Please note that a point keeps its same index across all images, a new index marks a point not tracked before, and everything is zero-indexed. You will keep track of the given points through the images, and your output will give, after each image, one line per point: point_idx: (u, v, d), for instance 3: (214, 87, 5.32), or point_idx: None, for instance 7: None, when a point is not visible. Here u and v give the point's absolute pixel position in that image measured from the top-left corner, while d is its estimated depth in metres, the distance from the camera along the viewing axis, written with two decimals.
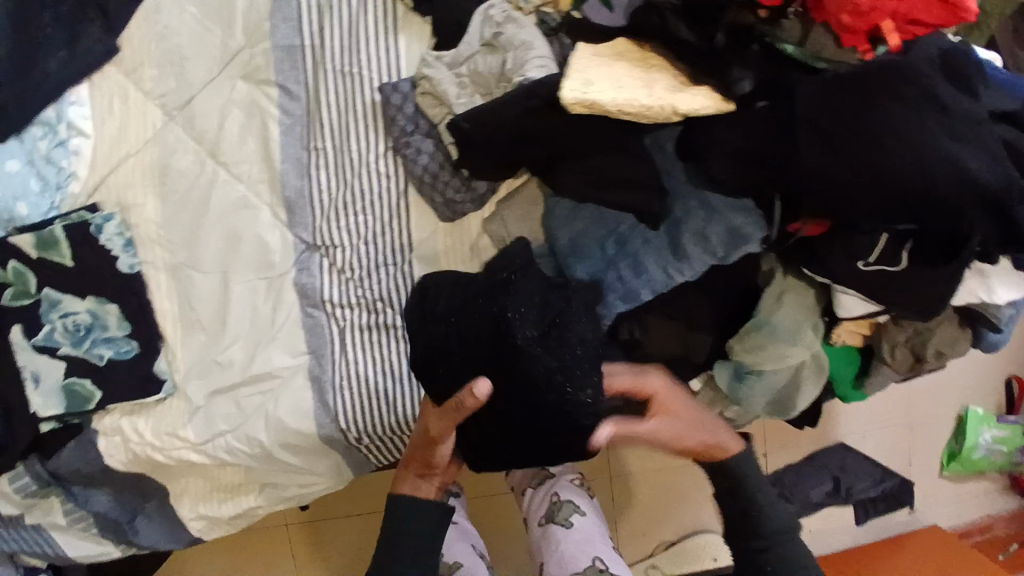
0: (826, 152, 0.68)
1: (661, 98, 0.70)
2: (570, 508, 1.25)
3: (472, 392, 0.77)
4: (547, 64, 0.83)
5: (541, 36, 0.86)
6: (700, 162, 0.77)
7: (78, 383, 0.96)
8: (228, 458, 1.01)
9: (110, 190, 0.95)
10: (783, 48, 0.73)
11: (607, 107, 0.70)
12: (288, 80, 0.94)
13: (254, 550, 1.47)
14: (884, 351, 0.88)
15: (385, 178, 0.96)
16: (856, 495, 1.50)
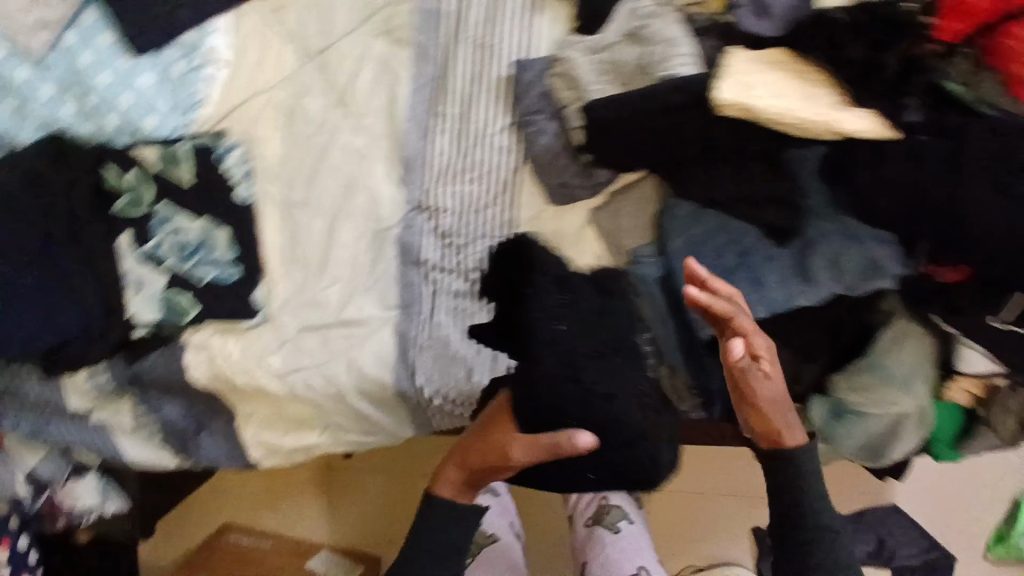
0: (991, 197, 0.65)
1: (823, 114, 0.67)
2: (617, 513, 1.33)
3: (574, 439, 0.88)
4: (691, 62, 0.79)
5: (691, 34, 0.82)
6: (850, 185, 0.75)
7: (178, 297, 0.99)
8: (306, 392, 1.05)
9: (235, 121, 0.97)
10: (947, 85, 0.70)
11: (761, 115, 0.69)
12: (424, 41, 0.93)
13: (298, 485, 1.60)
14: (995, 416, 0.86)
15: (502, 152, 0.95)
16: (898, 560, 1.44)
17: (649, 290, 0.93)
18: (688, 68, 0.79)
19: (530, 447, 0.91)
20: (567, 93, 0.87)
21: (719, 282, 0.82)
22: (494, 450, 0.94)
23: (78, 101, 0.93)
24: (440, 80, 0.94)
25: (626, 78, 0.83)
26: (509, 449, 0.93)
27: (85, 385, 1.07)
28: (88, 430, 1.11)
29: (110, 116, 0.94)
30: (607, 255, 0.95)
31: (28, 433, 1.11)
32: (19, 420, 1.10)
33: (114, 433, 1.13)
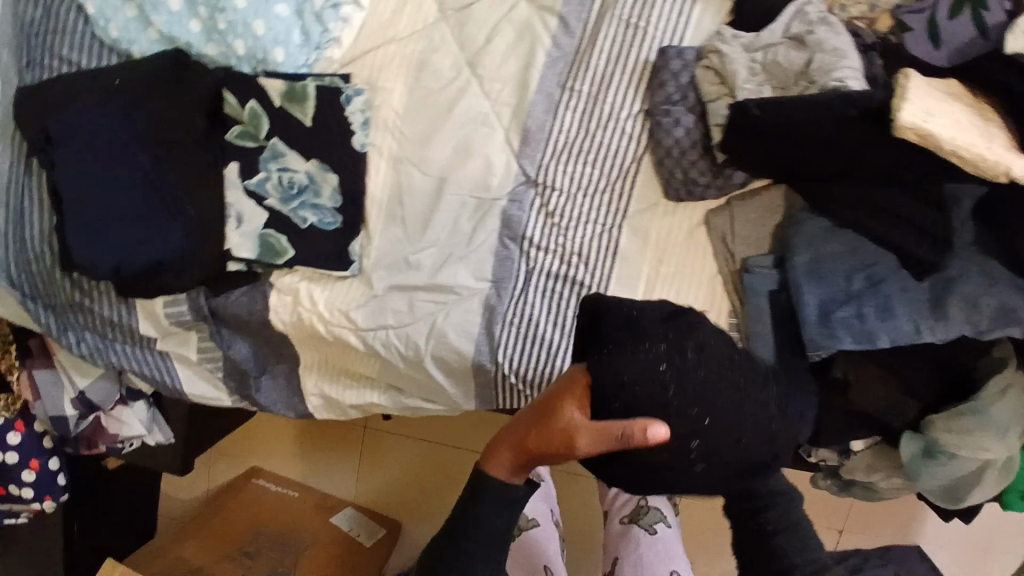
0: None
1: (1001, 156, 0.67)
2: (654, 515, 1.34)
3: (648, 431, 0.66)
4: (859, 76, 0.79)
5: (854, 49, 0.82)
6: (1001, 231, 0.74)
7: (275, 237, 0.97)
8: (382, 351, 1.04)
9: (365, 66, 0.96)
10: None
11: (941, 144, 0.67)
12: (571, 14, 0.92)
13: (333, 438, 1.61)
14: None
15: (628, 138, 0.94)
16: None
17: (757, 302, 0.90)
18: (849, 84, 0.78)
19: (596, 434, 0.70)
20: (711, 88, 0.87)
21: (842, 305, 0.82)
22: (558, 437, 0.74)
23: (210, 19, 0.91)
24: (578, 55, 0.93)
25: (783, 82, 0.83)
26: (573, 436, 0.72)
27: (158, 314, 1.04)
28: (149, 356, 1.11)
29: (238, 40, 0.92)
30: (713, 254, 0.96)
31: (89, 353, 1.08)
32: (83, 337, 1.07)
33: (175, 362, 1.12)
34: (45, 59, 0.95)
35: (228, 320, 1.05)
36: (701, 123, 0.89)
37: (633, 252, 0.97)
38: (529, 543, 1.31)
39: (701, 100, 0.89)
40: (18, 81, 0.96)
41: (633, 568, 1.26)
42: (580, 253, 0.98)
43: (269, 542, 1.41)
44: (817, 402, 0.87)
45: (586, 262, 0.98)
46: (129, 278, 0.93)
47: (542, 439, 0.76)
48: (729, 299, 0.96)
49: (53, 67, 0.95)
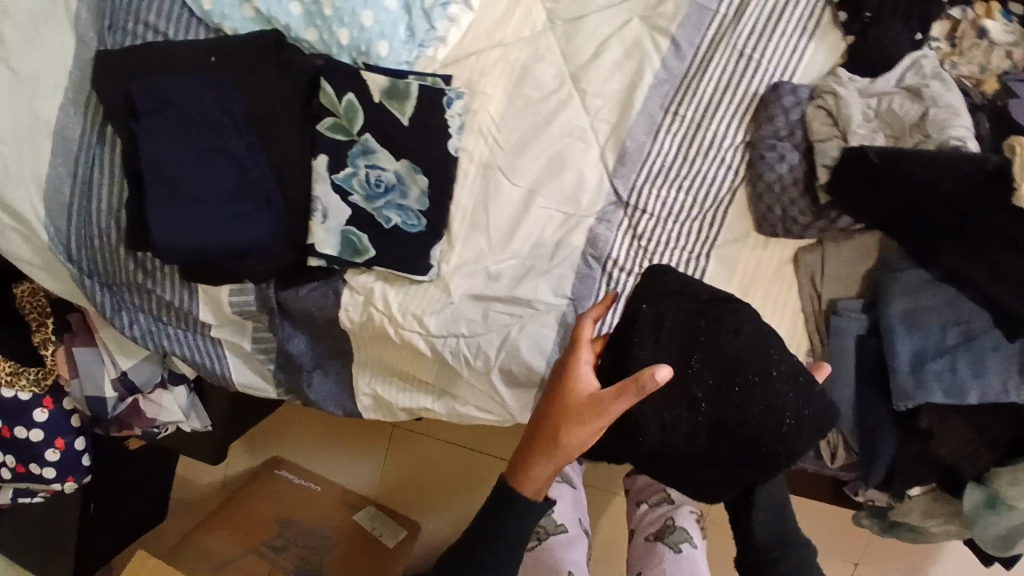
0: None
1: None
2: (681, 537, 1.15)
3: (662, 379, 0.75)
4: (972, 138, 0.80)
5: (966, 106, 0.83)
6: None
7: (356, 234, 0.94)
8: (449, 358, 1.01)
9: (466, 69, 0.93)
10: None
11: None
12: (684, 37, 0.90)
13: (361, 435, 1.58)
14: None
15: (726, 168, 0.94)
16: None
17: (841, 344, 0.93)
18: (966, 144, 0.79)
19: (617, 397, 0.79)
20: (822, 128, 0.86)
21: (935, 358, 0.83)
22: (585, 412, 0.82)
23: (315, 4, 0.89)
24: (685, 80, 0.92)
25: (896, 131, 0.84)
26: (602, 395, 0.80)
27: (222, 301, 1.00)
28: (201, 342, 1.06)
29: (342, 29, 0.89)
30: (800, 294, 0.97)
31: (139, 335, 1.03)
32: (135, 319, 1.02)
33: (225, 350, 1.07)
34: (129, 24, 0.91)
35: (294, 314, 1.02)
36: (805, 162, 0.89)
37: (719, 281, 0.97)
38: (551, 550, 1.16)
39: (808, 138, 0.89)
40: (96, 43, 0.91)
41: None
42: None
43: (295, 536, 1.38)
44: (896, 443, 0.91)
45: None
46: (208, 264, 0.90)
47: (568, 417, 0.83)
48: (810, 338, 0.97)
49: (137, 33, 0.91)
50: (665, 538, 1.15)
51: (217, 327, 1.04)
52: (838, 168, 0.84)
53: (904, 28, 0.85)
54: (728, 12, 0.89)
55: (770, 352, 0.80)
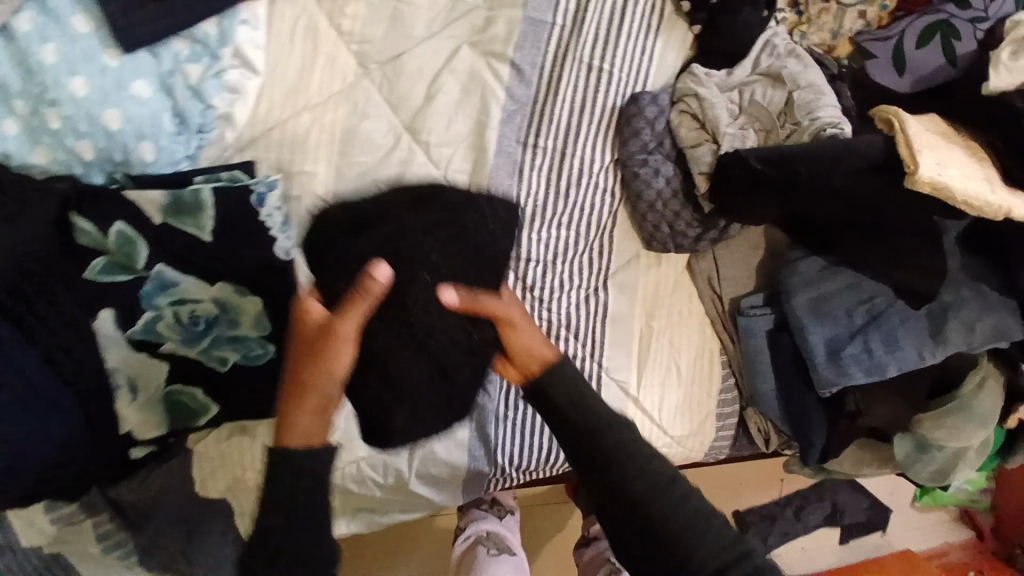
0: None
1: (1003, 199, 0.69)
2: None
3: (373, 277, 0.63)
4: (842, 122, 0.76)
5: (826, 82, 0.79)
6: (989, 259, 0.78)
7: (185, 391, 0.75)
8: (354, 488, 0.85)
9: (273, 148, 0.74)
10: None
11: (954, 196, 0.68)
12: (524, 60, 0.78)
13: None
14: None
15: (602, 192, 0.85)
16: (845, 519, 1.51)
17: (757, 344, 0.87)
18: (842, 131, 0.75)
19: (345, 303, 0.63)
20: (690, 133, 0.80)
21: (849, 341, 0.80)
22: (315, 334, 0.64)
23: (34, 116, 0.65)
24: (537, 107, 0.80)
25: (766, 121, 0.79)
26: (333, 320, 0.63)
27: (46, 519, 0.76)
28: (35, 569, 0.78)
29: (82, 141, 0.66)
30: (700, 299, 0.91)
31: None
32: None
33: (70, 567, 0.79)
34: None
35: (135, 504, 0.78)
36: (679, 171, 0.82)
37: (621, 311, 0.88)
38: None
39: (678, 146, 0.82)
40: None
41: None
42: (566, 323, 0.86)
43: None
44: (825, 428, 0.87)
45: (575, 332, 0.86)
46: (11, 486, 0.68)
47: (302, 352, 0.64)
48: (721, 341, 0.93)
49: None
50: None
51: (51, 546, 0.77)
52: (717, 171, 0.78)
53: (749, 11, 0.79)
54: (566, 22, 0.78)
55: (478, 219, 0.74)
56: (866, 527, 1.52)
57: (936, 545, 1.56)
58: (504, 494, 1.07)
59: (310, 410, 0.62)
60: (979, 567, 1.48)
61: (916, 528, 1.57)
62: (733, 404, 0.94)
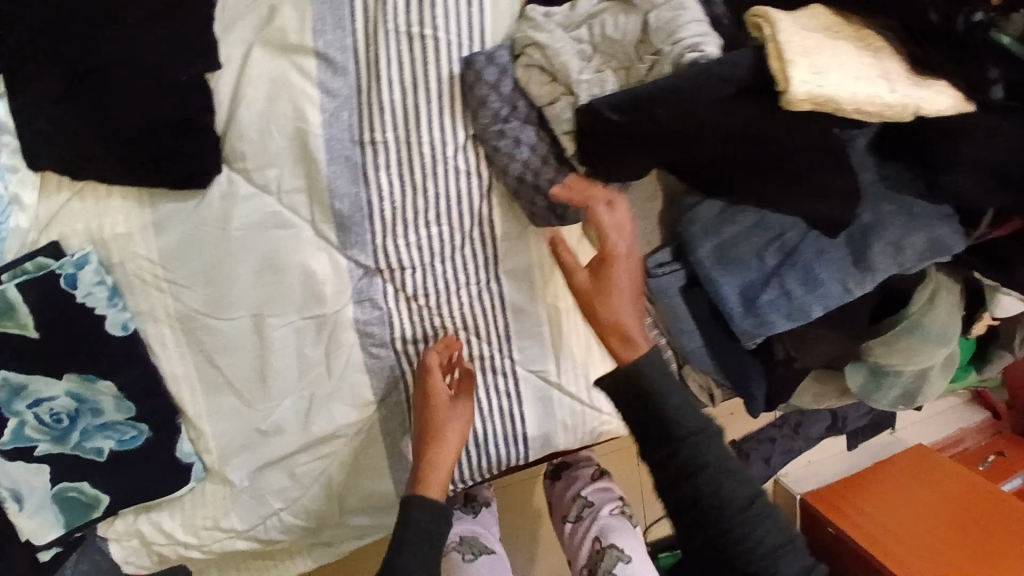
0: None
1: (908, 96, 0.57)
2: (614, 555, 1.06)
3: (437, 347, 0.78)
4: (706, 33, 0.64)
5: None
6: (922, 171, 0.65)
7: (74, 489, 0.71)
8: (283, 537, 0.81)
9: (75, 218, 0.66)
10: (1001, 40, 0.56)
11: (842, 106, 0.57)
12: (331, 47, 0.67)
13: None
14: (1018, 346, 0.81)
15: (466, 176, 0.75)
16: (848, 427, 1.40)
17: (670, 304, 0.79)
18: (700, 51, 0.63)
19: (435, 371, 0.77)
20: (542, 89, 0.69)
21: (764, 288, 0.72)
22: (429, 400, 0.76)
23: None
24: (364, 98, 0.70)
25: (622, 56, 0.68)
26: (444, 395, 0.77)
27: None
28: None
29: None
30: None
31: None
32: None
33: None
34: None
35: None
36: (545, 135, 0.72)
37: (522, 298, 0.81)
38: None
39: (535, 106, 0.71)
40: None
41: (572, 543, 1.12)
42: (465, 325, 0.80)
43: None
44: (764, 378, 0.80)
45: (477, 331, 0.81)
46: None
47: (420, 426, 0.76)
48: None
49: None
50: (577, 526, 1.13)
51: None
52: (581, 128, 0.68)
53: None
54: None
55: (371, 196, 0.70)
56: (872, 429, 1.43)
57: (949, 433, 1.51)
58: (479, 488, 1.10)
59: (434, 459, 0.75)
60: (997, 448, 1.45)
61: (922, 419, 1.52)
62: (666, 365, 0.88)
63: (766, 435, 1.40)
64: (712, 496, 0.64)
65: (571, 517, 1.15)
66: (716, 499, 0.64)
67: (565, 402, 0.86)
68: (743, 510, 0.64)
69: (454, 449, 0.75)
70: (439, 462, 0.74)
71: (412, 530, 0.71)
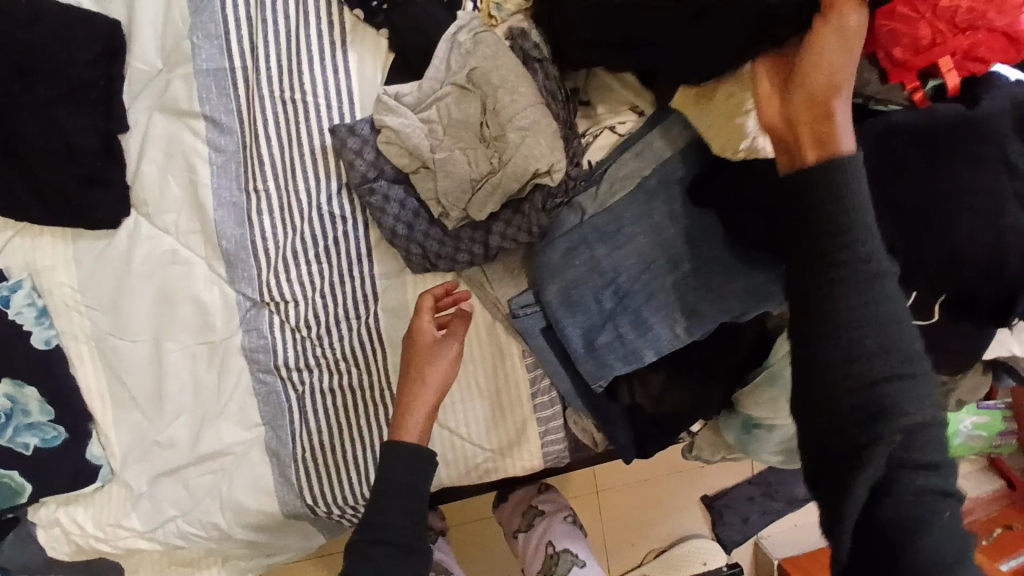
0: (884, 212, 0.58)
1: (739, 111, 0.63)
2: (568, 560, 1.15)
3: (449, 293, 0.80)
4: (536, 107, 0.72)
5: (523, 71, 0.73)
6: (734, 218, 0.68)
7: (3, 476, 0.83)
8: (183, 544, 0.88)
9: (16, 252, 0.81)
10: None
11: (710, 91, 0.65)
12: (217, 111, 0.80)
13: None
14: None
15: (341, 221, 0.82)
16: None
17: (536, 345, 0.81)
18: (552, 178, 0.73)
19: (425, 310, 0.79)
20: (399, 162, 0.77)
21: (601, 330, 0.75)
22: (415, 345, 0.78)
23: None
24: (247, 152, 0.81)
25: (466, 140, 0.75)
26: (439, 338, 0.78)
27: None
28: None
29: None
30: (482, 307, 0.85)
31: None
32: None
33: None
34: None
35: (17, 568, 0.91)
36: (412, 189, 0.79)
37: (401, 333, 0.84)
38: None
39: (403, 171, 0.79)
40: None
41: (532, 551, 1.17)
42: (346, 355, 0.85)
43: None
44: (628, 424, 0.82)
45: (357, 362, 0.85)
46: None
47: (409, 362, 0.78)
48: (516, 341, 0.87)
49: None
50: (528, 534, 1.18)
51: None
52: (442, 195, 0.76)
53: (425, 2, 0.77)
54: (247, 63, 0.79)
55: (264, 187, 0.81)
56: None
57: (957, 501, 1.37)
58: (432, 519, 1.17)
59: (418, 409, 0.76)
60: (1006, 522, 1.29)
61: None
62: (551, 406, 0.90)
63: (743, 493, 1.38)
64: (838, 338, 0.51)
65: (522, 527, 1.19)
66: (853, 349, 0.50)
67: (445, 437, 0.89)
68: (899, 377, 0.50)
69: (434, 393, 0.77)
70: (417, 406, 0.76)
71: (393, 511, 0.72)
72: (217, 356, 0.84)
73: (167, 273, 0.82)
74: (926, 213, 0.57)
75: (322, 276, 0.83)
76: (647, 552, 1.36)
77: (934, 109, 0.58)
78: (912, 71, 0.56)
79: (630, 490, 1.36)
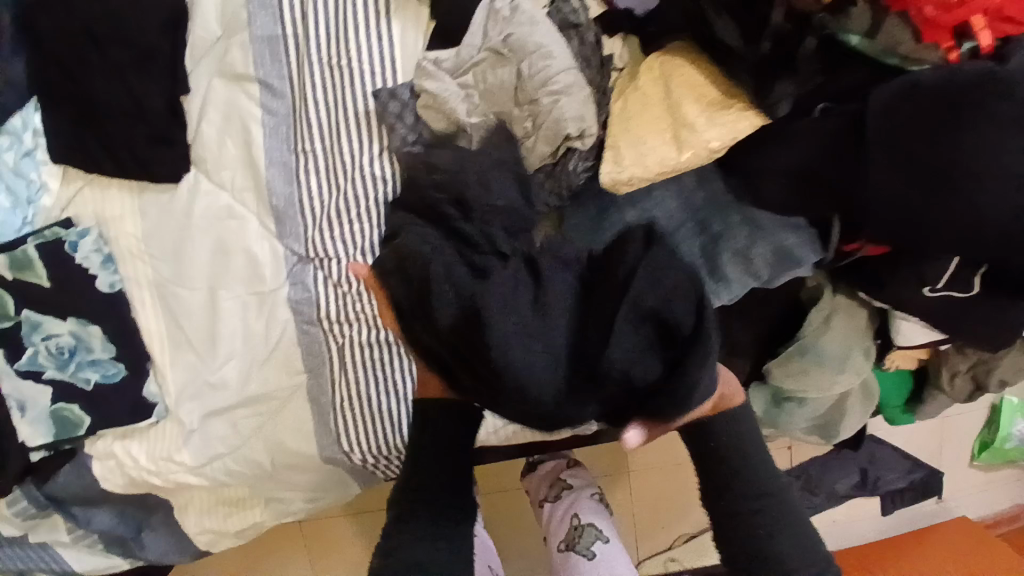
0: (904, 174, 0.60)
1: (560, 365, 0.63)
2: (592, 534, 1.10)
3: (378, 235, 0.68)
4: (573, 75, 0.74)
5: (558, 36, 0.75)
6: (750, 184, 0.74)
7: (66, 409, 0.91)
8: (229, 479, 0.95)
9: (86, 202, 0.89)
10: (848, 38, 0.64)
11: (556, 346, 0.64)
12: (270, 75, 0.85)
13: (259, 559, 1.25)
14: (942, 377, 0.84)
15: (382, 182, 0.86)
16: (883, 487, 1.27)
17: None
18: (582, 142, 0.75)
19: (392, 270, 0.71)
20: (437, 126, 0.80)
21: None
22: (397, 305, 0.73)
23: None
24: (297, 115, 0.86)
25: (502, 104, 0.78)
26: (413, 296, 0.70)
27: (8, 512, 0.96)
28: (29, 548, 1.00)
29: None
30: None
31: None
32: None
33: (57, 549, 1.01)
34: None
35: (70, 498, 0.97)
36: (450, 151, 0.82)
37: None
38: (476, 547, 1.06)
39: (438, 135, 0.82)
40: None
41: (555, 523, 1.13)
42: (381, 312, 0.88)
43: None
44: None
45: None
46: None
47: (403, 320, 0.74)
48: None
49: None
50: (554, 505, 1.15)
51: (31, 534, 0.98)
52: (477, 158, 0.78)
53: None
54: (298, 31, 0.84)
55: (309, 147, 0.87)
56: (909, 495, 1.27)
57: (1005, 506, 1.33)
58: None
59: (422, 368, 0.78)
60: None
61: (976, 488, 1.32)
62: None
63: None
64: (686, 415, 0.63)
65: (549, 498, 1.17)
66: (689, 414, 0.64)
67: None
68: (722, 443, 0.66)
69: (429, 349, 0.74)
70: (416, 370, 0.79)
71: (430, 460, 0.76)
72: (270, 304, 0.90)
73: (227, 226, 0.88)
74: (934, 178, 0.58)
75: (362, 233, 0.87)
76: (676, 538, 1.36)
77: (962, 67, 0.58)
78: (945, 29, 0.60)
79: (660, 474, 1.34)
